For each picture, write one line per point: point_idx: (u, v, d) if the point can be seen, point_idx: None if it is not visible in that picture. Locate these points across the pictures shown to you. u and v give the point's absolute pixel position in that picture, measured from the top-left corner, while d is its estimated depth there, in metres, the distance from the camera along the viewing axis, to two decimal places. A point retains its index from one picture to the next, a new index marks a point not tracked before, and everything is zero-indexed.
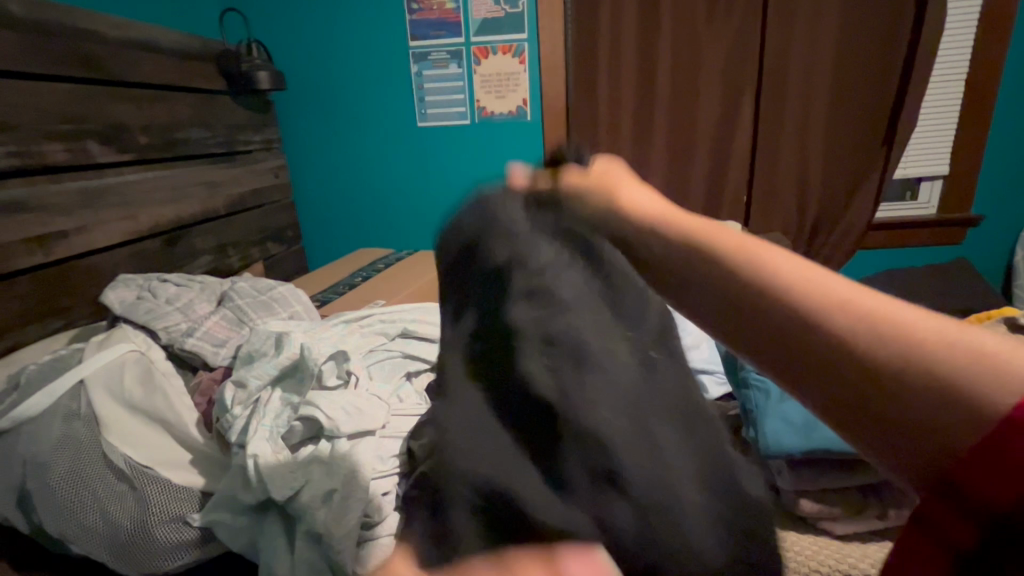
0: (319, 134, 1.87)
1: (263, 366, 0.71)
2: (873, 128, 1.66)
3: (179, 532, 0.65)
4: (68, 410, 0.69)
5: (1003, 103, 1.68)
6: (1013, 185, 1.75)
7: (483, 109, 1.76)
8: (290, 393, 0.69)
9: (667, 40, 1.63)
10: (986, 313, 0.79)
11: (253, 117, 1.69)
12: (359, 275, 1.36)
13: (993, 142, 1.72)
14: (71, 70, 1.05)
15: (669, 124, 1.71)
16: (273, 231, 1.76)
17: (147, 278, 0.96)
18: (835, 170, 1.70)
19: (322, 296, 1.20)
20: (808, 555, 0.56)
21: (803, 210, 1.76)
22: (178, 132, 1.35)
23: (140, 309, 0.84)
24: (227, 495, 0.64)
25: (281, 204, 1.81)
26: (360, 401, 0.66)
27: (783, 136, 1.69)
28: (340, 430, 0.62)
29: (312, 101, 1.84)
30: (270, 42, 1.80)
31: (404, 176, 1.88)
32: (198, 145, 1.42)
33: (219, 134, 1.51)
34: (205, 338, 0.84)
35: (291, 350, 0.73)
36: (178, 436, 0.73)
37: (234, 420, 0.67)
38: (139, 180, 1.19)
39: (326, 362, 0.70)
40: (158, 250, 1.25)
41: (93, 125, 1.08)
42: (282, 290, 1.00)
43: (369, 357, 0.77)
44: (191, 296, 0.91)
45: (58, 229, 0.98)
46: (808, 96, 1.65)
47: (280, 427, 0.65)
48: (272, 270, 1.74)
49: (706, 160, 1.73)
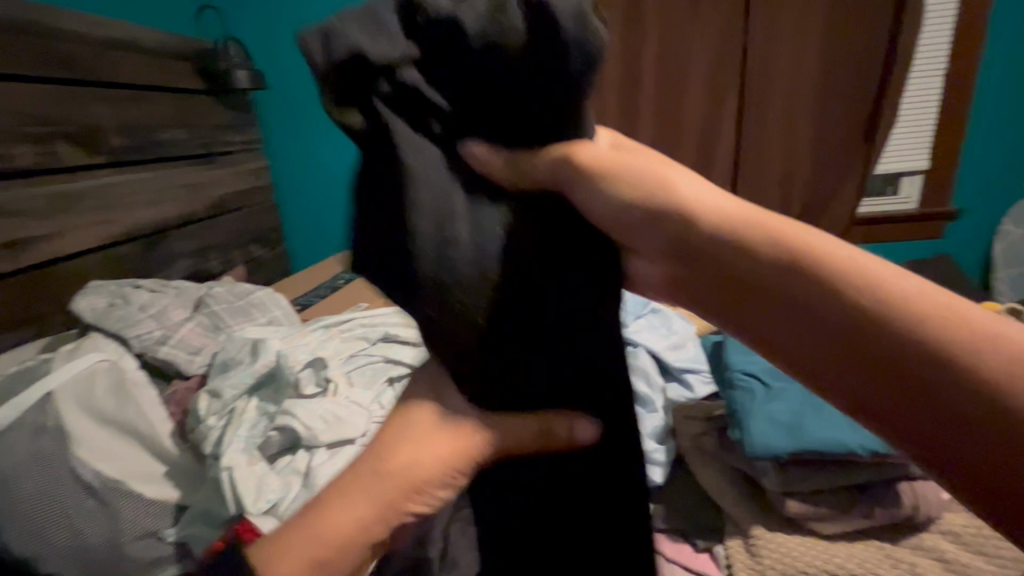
0: (303, 135, 1.85)
1: (238, 375, 0.69)
2: (856, 124, 1.67)
3: (154, 547, 0.65)
4: (35, 423, 0.65)
5: (981, 99, 1.70)
6: (992, 180, 1.78)
7: None
8: (268, 403, 0.67)
9: (653, 36, 1.61)
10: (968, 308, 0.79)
11: (234, 117, 1.65)
12: (343, 278, 1.34)
13: (972, 138, 1.75)
14: (44, 70, 1.01)
15: (655, 121, 1.70)
16: (256, 233, 1.73)
17: (120, 284, 0.92)
18: (819, 167, 1.72)
19: (304, 300, 1.18)
20: (795, 555, 0.56)
21: (788, 206, 1.77)
22: (157, 134, 1.31)
23: (112, 317, 0.81)
24: (202, 507, 0.63)
25: (263, 206, 1.78)
26: (339, 409, 0.66)
27: (768, 132, 1.70)
28: (318, 440, 0.61)
29: (294, 100, 1.81)
30: (250, 41, 1.76)
31: None
32: (178, 146, 1.38)
33: (199, 135, 1.47)
34: (180, 346, 0.81)
35: (267, 357, 0.71)
36: (155, 448, 0.71)
37: (209, 430, 0.64)
38: (115, 183, 1.15)
39: (304, 370, 0.68)
40: (136, 255, 1.21)
41: (65, 126, 1.05)
42: (259, 295, 0.98)
43: (349, 362, 0.76)
44: (166, 303, 0.88)
45: (28, 235, 0.95)
46: (794, 92, 1.66)
47: (256, 438, 0.63)
48: (255, 274, 1.70)
49: (693, 157, 1.73)
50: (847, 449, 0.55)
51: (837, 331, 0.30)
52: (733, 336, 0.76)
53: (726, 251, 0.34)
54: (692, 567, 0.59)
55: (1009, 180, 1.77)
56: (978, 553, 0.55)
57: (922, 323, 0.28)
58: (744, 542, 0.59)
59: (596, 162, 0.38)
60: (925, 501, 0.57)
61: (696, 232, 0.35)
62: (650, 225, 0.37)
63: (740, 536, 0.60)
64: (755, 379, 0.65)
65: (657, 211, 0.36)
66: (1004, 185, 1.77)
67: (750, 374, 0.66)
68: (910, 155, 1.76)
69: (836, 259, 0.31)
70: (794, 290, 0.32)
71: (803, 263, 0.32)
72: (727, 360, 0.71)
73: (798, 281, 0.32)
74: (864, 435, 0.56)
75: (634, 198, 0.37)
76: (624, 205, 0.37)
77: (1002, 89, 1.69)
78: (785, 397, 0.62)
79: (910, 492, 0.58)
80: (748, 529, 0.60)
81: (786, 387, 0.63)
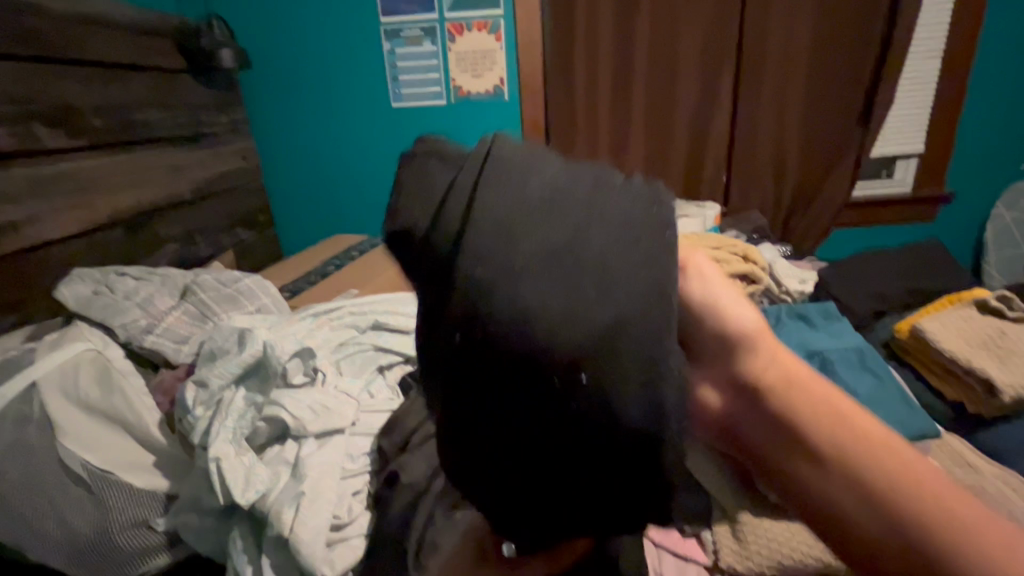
0: (291, 114, 1.80)
1: (224, 364, 0.66)
2: (849, 105, 1.65)
3: (144, 537, 0.64)
4: (18, 414, 0.65)
5: (978, 81, 1.69)
6: (984, 162, 1.78)
7: (459, 88, 1.71)
8: (255, 392, 0.64)
9: (646, 10, 1.57)
10: (959, 295, 0.78)
11: (217, 97, 1.62)
12: (333, 263, 1.29)
13: (968, 118, 1.73)
14: (12, 50, 0.98)
15: (647, 102, 1.68)
16: (243, 217, 1.71)
17: (104, 271, 0.90)
18: (814, 149, 1.71)
19: (293, 286, 1.15)
20: (780, 540, 0.57)
21: (781, 189, 1.76)
22: (136, 114, 1.28)
23: (98, 305, 0.79)
24: (191, 496, 0.64)
25: (250, 188, 1.76)
26: (327, 398, 0.64)
27: (761, 114, 1.68)
28: (306, 429, 0.60)
29: (282, 78, 1.76)
30: (231, 15, 1.70)
31: (378, 157, 1.82)
32: (158, 127, 1.35)
33: (181, 116, 1.44)
34: (166, 334, 0.79)
35: (253, 346, 0.67)
36: (142, 437, 0.70)
37: (196, 421, 0.63)
38: (95, 166, 1.12)
39: (291, 360, 0.65)
40: (120, 240, 1.20)
41: (39, 107, 1.02)
42: (247, 282, 0.94)
43: (338, 350, 0.75)
44: (152, 290, 0.86)
45: (7, 220, 0.93)
46: (788, 69, 1.62)
47: (244, 428, 0.62)
48: (243, 258, 1.69)
49: (685, 139, 1.71)
50: None
51: (873, 507, 0.31)
52: None
53: (772, 407, 0.36)
54: (679, 552, 0.60)
55: (1003, 160, 1.77)
56: None
57: (938, 511, 0.30)
58: (730, 528, 0.60)
59: (696, 273, 0.40)
60: None
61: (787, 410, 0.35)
62: (723, 326, 0.39)
63: (727, 522, 0.61)
64: None
65: (714, 301, 0.39)
66: (997, 165, 1.78)
67: None
68: (905, 137, 1.76)
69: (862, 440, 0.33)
70: (849, 450, 0.33)
71: (857, 443, 0.33)
72: None
73: (832, 446, 0.33)
74: None
75: (707, 284, 0.40)
76: (708, 282, 0.40)
77: (997, 70, 1.67)
78: None
79: None
80: (735, 515, 0.61)
81: None
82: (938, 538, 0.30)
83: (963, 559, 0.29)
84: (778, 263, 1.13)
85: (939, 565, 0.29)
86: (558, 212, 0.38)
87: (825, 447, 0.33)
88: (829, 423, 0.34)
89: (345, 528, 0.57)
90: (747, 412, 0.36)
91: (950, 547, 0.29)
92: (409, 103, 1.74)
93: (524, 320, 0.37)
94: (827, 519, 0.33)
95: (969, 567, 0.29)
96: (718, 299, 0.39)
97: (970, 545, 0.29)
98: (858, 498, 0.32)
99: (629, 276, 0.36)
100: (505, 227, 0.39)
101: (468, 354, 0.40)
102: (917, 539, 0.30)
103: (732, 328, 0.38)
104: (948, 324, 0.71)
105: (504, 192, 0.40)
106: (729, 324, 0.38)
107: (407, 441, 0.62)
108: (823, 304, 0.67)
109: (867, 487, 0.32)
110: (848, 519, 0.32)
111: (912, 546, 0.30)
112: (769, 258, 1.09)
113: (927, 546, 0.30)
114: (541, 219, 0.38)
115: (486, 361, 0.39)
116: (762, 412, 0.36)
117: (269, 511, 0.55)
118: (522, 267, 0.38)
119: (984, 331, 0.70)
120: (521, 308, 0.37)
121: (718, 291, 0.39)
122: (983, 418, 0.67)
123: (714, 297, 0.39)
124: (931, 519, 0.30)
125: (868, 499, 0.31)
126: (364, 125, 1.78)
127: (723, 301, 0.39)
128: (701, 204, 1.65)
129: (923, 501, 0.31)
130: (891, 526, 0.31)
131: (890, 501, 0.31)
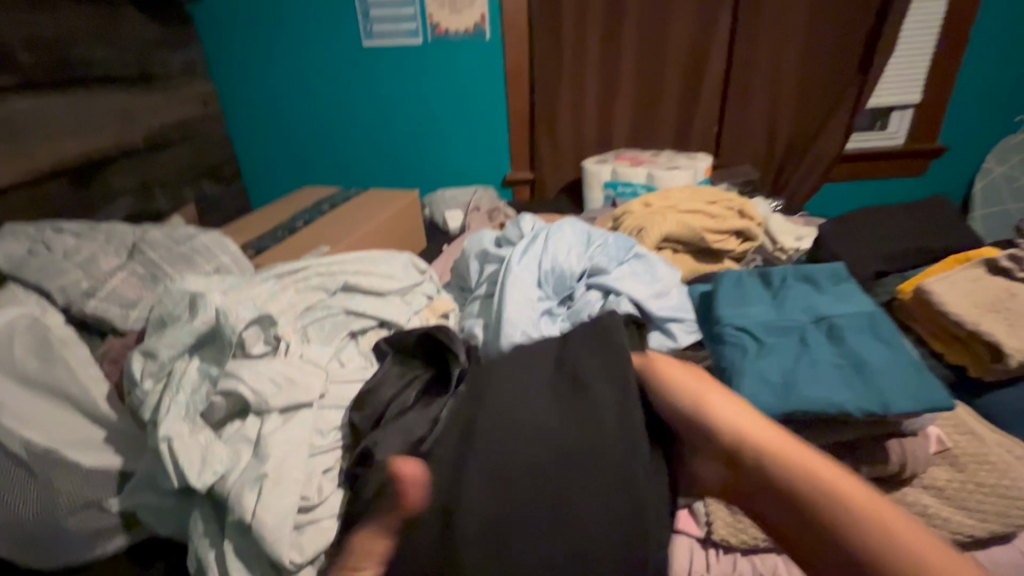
0: (251, 53, 1.64)
1: (175, 333, 0.59)
2: (851, 52, 1.55)
3: (98, 519, 0.59)
4: None
5: (984, 26, 1.60)
6: (980, 113, 1.72)
7: (437, 26, 1.56)
8: (211, 364, 0.57)
9: None
10: (967, 255, 0.75)
11: (167, 32, 1.45)
12: (302, 217, 1.20)
13: (970, 67, 1.66)
14: None
15: (639, 44, 1.56)
16: (206, 168, 1.59)
17: (38, 227, 0.80)
18: (812, 98, 1.62)
19: (259, 243, 1.06)
20: None
21: (774, 141, 1.69)
22: (73, 50, 1.13)
23: (33, 266, 0.70)
24: (148, 477, 0.59)
25: (212, 136, 1.63)
26: (292, 369, 0.58)
27: (758, 59, 1.57)
28: (268, 404, 0.54)
29: (238, 11, 1.58)
30: None
31: (350, 102, 1.69)
32: (101, 67, 1.21)
33: (127, 54, 1.29)
34: (112, 298, 0.72)
35: (206, 313, 0.60)
36: (91, 412, 0.64)
37: (145, 396, 0.57)
38: (27, 109, 1.00)
39: (249, 329, 0.58)
40: (66, 193, 1.09)
41: None
42: (204, 240, 0.85)
43: (305, 315, 0.68)
44: (95, 249, 0.77)
45: None
46: (791, 9, 1.51)
47: (198, 404, 0.56)
48: (209, 213, 1.59)
49: (678, 86, 1.61)
50: (840, 411, 0.48)
51: (794, 503, 0.40)
52: (722, 284, 0.63)
53: (711, 441, 0.45)
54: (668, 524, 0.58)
55: (999, 112, 1.72)
56: (959, 507, 0.54)
57: (846, 510, 0.37)
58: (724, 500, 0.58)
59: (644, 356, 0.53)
60: (913, 458, 0.54)
61: (722, 440, 0.45)
62: (668, 392, 0.49)
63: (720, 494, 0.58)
64: (744, 333, 0.56)
65: (670, 379, 0.50)
66: (993, 117, 1.73)
67: (744, 330, 0.56)
68: (902, 87, 1.68)
69: (781, 456, 0.42)
70: (770, 467, 0.42)
71: (772, 456, 0.42)
72: (715, 311, 0.59)
73: (755, 462, 0.43)
74: (858, 393, 0.49)
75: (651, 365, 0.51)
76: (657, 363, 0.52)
77: (1005, 13, 1.58)
78: (776, 353, 0.54)
79: (898, 450, 0.54)
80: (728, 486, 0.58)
81: (778, 342, 0.54)
82: (846, 521, 0.37)
83: (874, 544, 0.35)
84: (774, 218, 1.08)
85: (865, 556, 0.35)
86: (524, 386, 0.53)
87: (760, 462, 0.42)
88: (749, 442, 0.44)
89: (315, 509, 0.52)
90: (699, 439, 0.46)
91: (853, 531, 0.36)
92: (382, 44, 1.60)
93: (530, 476, 0.45)
94: (777, 535, 0.41)
95: (869, 548, 0.35)
96: (676, 384, 0.49)
97: (878, 521, 0.36)
98: (788, 504, 0.40)
99: (611, 426, 0.47)
100: (484, 386, 0.54)
101: (496, 504, 0.44)
102: (839, 528, 0.37)
103: (678, 391, 0.49)
104: (955, 286, 0.68)
105: (490, 381, 0.54)
106: (673, 387, 0.49)
107: (383, 415, 0.58)
108: (831, 265, 0.62)
109: (789, 492, 0.40)
110: (794, 528, 0.40)
111: (839, 542, 0.37)
112: (765, 213, 1.04)
113: (841, 536, 0.37)
114: (515, 395, 0.52)
115: (519, 516, 0.43)
116: (702, 432, 0.46)
117: (229, 494, 0.50)
118: (517, 430, 0.48)
119: (993, 293, 0.66)
120: (527, 462, 0.46)
121: (670, 371, 0.50)
122: (985, 383, 0.65)
123: (657, 371, 0.51)
124: (841, 508, 0.38)
125: (796, 501, 0.40)
126: (333, 66, 1.64)
127: (678, 390, 0.49)
128: (692, 156, 1.57)
129: (832, 495, 0.38)
130: (822, 529, 0.38)
131: (806, 501, 0.39)
